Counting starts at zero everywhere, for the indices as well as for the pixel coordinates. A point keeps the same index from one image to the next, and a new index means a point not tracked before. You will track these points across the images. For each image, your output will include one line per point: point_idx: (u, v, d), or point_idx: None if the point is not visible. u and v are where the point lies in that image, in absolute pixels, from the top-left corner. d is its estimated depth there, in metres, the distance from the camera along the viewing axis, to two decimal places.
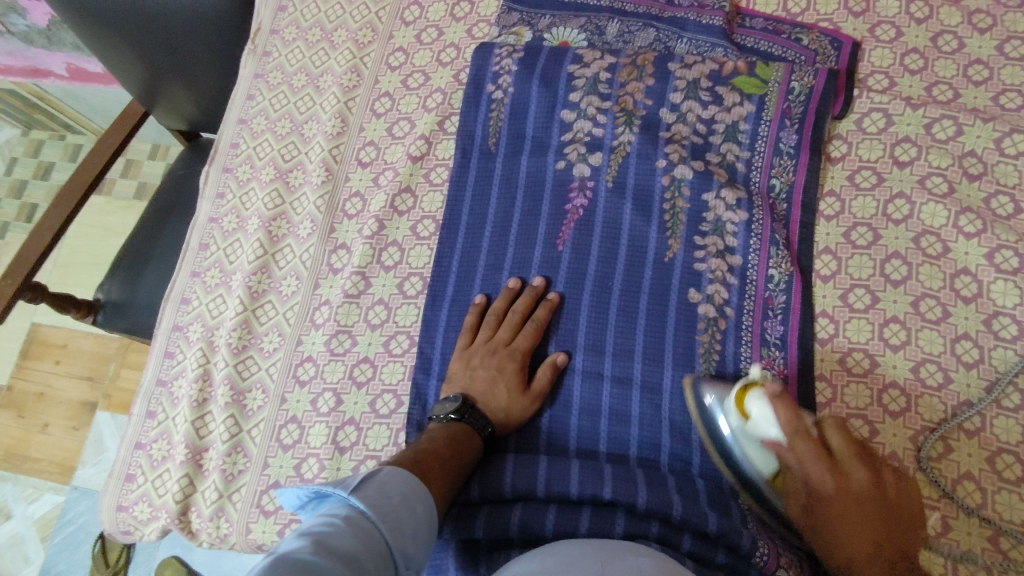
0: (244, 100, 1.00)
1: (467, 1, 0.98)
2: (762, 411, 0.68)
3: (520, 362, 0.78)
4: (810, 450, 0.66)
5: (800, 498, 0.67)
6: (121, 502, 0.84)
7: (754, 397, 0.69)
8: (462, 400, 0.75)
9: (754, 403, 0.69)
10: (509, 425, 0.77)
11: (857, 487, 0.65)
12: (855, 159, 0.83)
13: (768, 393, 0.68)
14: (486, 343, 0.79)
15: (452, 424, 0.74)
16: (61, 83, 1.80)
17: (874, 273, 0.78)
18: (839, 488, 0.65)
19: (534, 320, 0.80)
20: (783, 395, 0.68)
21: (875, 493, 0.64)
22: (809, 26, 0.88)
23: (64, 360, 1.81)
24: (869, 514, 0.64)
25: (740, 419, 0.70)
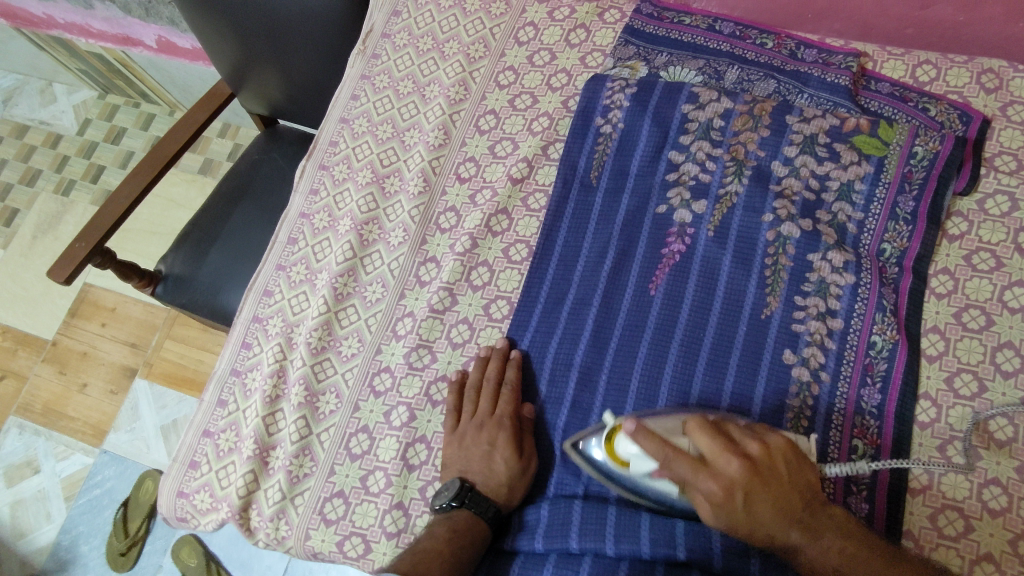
0: (349, 100, 1.01)
1: (584, 28, 0.98)
2: (631, 453, 0.65)
3: (509, 428, 0.76)
4: (702, 480, 0.60)
5: (696, 505, 0.61)
6: (182, 488, 0.84)
7: (622, 442, 0.65)
8: (459, 484, 0.74)
9: (623, 444, 0.66)
10: (514, 499, 0.75)
11: (735, 480, 0.59)
12: (973, 240, 0.80)
13: (627, 432, 0.63)
14: (471, 421, 0.78)
15: (454, 512, 0.73)
16: (149, 54, 1.82)
17: (984, 360, 0.74)
18: (729, 489, 0.59)
19: (508, 385, 0.79)
20: (642, 428, 0.62)
21: (753, 478, 0.59)
22: (937, 97, 0.86)
23: (111, 324, 1.82)
24: (761, 498, 0.59)
25: (615, 458, 0.67)
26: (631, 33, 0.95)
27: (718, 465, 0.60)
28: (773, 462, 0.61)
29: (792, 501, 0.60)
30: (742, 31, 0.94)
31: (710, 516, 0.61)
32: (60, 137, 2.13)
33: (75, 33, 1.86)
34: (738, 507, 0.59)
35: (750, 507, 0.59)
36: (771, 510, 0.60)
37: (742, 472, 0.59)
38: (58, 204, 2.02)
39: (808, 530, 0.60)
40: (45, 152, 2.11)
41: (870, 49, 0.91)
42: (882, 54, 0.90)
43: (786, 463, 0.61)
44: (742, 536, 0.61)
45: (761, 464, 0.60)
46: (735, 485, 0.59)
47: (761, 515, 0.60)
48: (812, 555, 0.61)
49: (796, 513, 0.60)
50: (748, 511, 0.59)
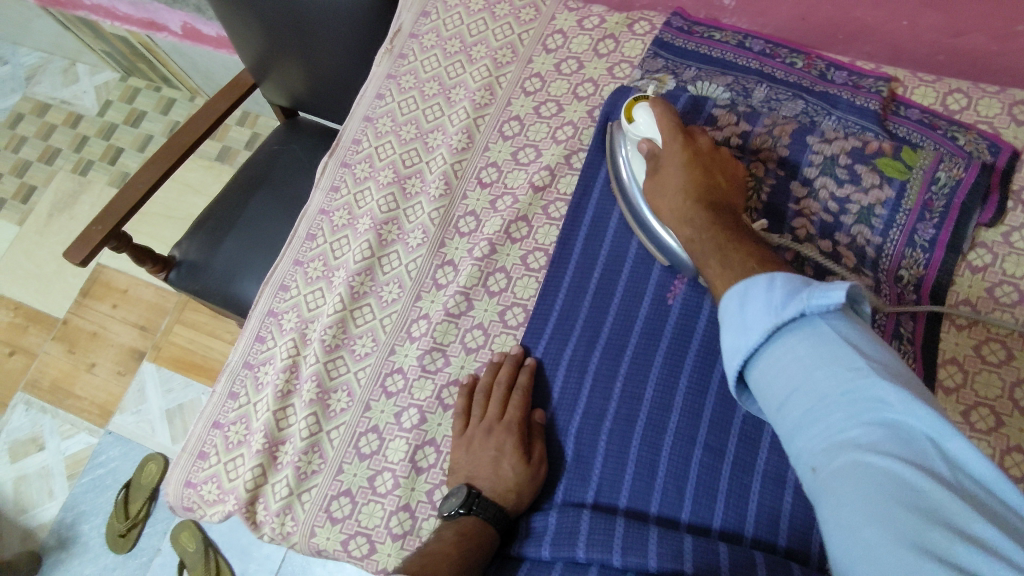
0: (374, 98, 1.01)
1: (613, 39, 0.97)
2: (643, 115, 0.79)
3: (517, 433, 0.76)
4: (674, 175, 0.76)
5: (650, 169, 0.79)
6: (190, 478, 0.84)
7: (640, 108, 0.80)
8: (466, 490, 0.73)
9: (641, 112, 0.80)
10: (521, 505, 0.74)
11: (694, 146, 0.77)
12: (997, 272, 0.79)
13: (651, 104, 0.80)
14: (480, 424, 0.78)
15: (460, 518, 0.72)
16: (174, 40, 1.83)
17: (1003, 395, 0.74)
18: (690, 144, 0.77)
19: (518, 390, 0.78)
20: (666, 108, 0.79)
21: (698, 148, 0.77)
22: (966, 126, 0.85)
23: (122, 306, 1.83)
24: (699, 195, 0.74)
25: (630, 125, 0.81)
26: (659, 46, 0.95)
27: (692, 175, 0.75)
28: (721, 195, 0.74)
29: (716, 216, 0.71)
30: (772, 49, 0.93)
31: (655, 171, 0.78)
32: (80, 117, 2.14)
33: (101, 15, 1.86)
34: (676, 143, 0.77)
35: (686, 167, 0.75)
36: (703, 210, 0.72)
37: (698, 181, 0.74)
38: (75, 183, 2.03)
39: (722, 224, 0.69)
40: (66, 131, 2.13)
41: (901, 74, 0.91)
42: (913, 80, 0.90)
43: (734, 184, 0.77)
44: (667, 189, 0.76)
45: (716, 188, 0.74)
46: (688, 216, 0.72)
47: (679, 171, 0.75)
48: (759, 286, 0.58)
49: (703, 206, 0.73)
50: (687, 195, 0.73)
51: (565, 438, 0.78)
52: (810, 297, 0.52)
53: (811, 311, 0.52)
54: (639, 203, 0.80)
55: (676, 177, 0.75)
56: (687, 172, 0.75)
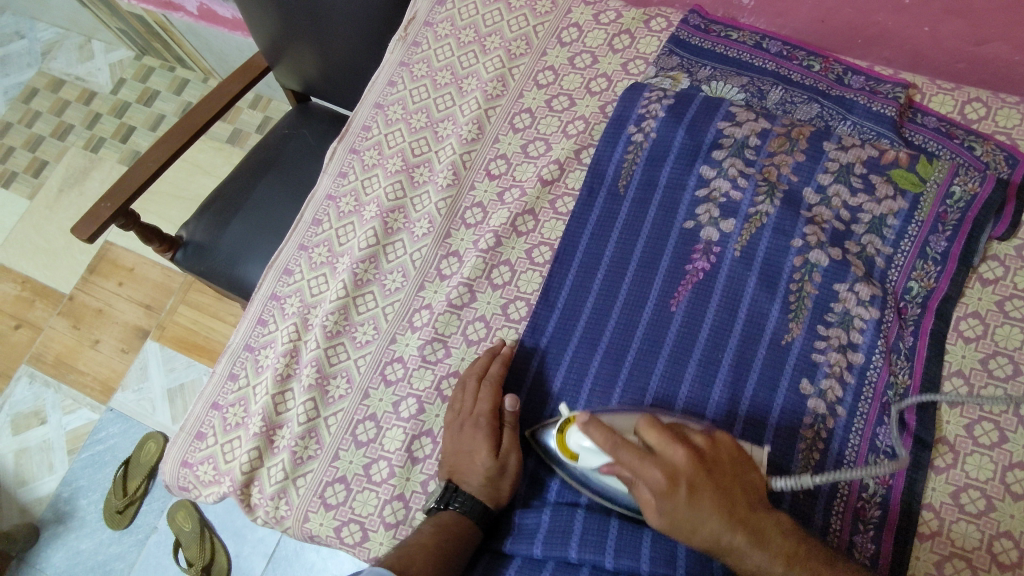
0: (385, 86, 1.00)
1: (629, 34, 0.97)
2: (583, 446, 0.66)
3: (487, 425, 0.75)
4: (658, 475, 0.60)
5: (636, 488, 0.61)
6: (187, 458, 0.84)
7: (573, 434, 0.68)
8: (445, 485, 0.74)
9: (575, 436, 0.68)
10: (503, 494, 0.74)
11: (679, 465, 0.60)
12: (1007, 286, 0.78)
13: (579, 421, 0.63)
14: (455, 418, 0.77)
15: (439, 512, 0.73)
16: (189, 20, 1.83)
17: (1008, 410, 0.73)
18: (672, 478, 0.59)
19: (490, 382, 0.77)
20: (593, 419, 0.63)
21: (696, 469, 0.60)
22: (984, 136, 0.83)
23: (128, 284, 1.84)
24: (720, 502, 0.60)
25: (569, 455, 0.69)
26: (675, 43, 0.94)
27: (662, 450, 0.61)
28: (720, 468, 0.62)
29: (717, 481, 0.61)
30: (789, 51, 0.92)
31: (650, 453, 0.62)
32: (94, 94, 2.15)
33: None
34: (678, 500, 0.59)
35: (694, 501, 0.59)
36: (715, 504, 0.60)
37: (688, 463, 0.60)
38: (86, 160, 2.04)
39: (762, 540, 0.60)
40: (78, 107, 2.13)
41: (919, 81, 0.89)
42: (931, 88, 0.88)
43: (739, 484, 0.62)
44: (661, 506, 0.60)
45: (709, 459, 0.62)
46: (703, 528, 0.60)
47: (690, 511, 0.59)
48: (769, 573, 0.60)
49: (718, 487, 0.61)
50: (717, 509, 0.59)
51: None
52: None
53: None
54: (590, 460, 0.66)
55: (705, 523, 0.59)
56: (670, 451, 0.61)
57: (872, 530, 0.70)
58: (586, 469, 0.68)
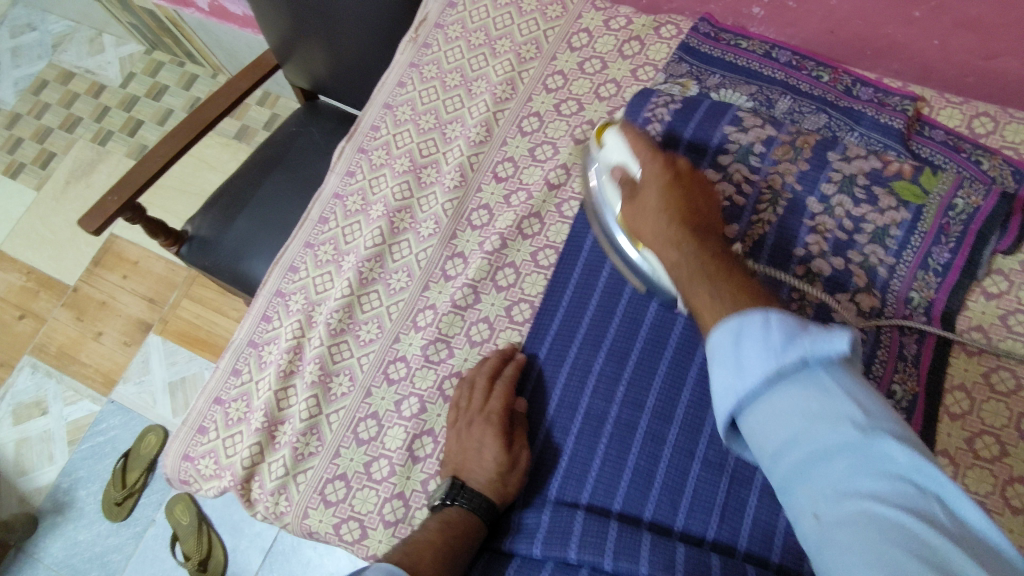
0: (395, 86, 1.01)
1: (639, 41, 0.97)
2: (612, 143, 0.78)
3: (498, 423, 0.75)
4: (650, 194, 0.71)
5: (627, 198, 0.74)
6: (188, 452, 0.85)
7: (610, 133, 0.79)
8: (451, 482, 0.74)
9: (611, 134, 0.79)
10: (509, 493, 0.74)
11: (661, 187, 0.71)
12: (1011, 301, 0.78)
13: (620, 127, 0.78)
14: (464, 415, 0.77)
15: (444, 508, 0.73)
16: (200, 16, 1.84)
17: (1009, 424, 0.73)
18: (660, 187, 0.71)
19: (500, 380, 0.78)
20: (634, 128, 0.78)
21: (669, 205, 0.69)
22: (991, 151, 0.84)
23: (132, 277, 1.85)
24: (676, 232, 0.67)
25: (601, 149, 0.81)
26: (686, 50, 0.94)
27: (654, 190, 0.72)
28: (694, 216, 0.69)
29: (704, 244, 0.65)
30: (799, 61, 0.92)
31: (630, 200, 0.73)
32: (103, 87, 2.15)
33: None
34: (647, 207, 0.71)
35: (678, 240, 0.66)
36: (672, 231, 0.67)
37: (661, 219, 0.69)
38: (94, 152, 2.05)
39: (711, 275, 0.61)
40: (87, 99, 2.14)
41: (928, 94, 0.89)
42: (939, 101, 0.89)
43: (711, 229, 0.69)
44: (646, 228, 0.71)
45: (693, 219, 0.69)
46: (672, 244, 0.67)
47: (656, 205, 0.70)
48: (715, 301, 0.58)
49: (688, 232, 0.67)
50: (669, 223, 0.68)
51: (565, 436, 0.77)
52: (812, 343, 0.47)
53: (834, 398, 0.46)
54: (637, 262, 0.76)
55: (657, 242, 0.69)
56: (648, 193, 0.72)
57: None
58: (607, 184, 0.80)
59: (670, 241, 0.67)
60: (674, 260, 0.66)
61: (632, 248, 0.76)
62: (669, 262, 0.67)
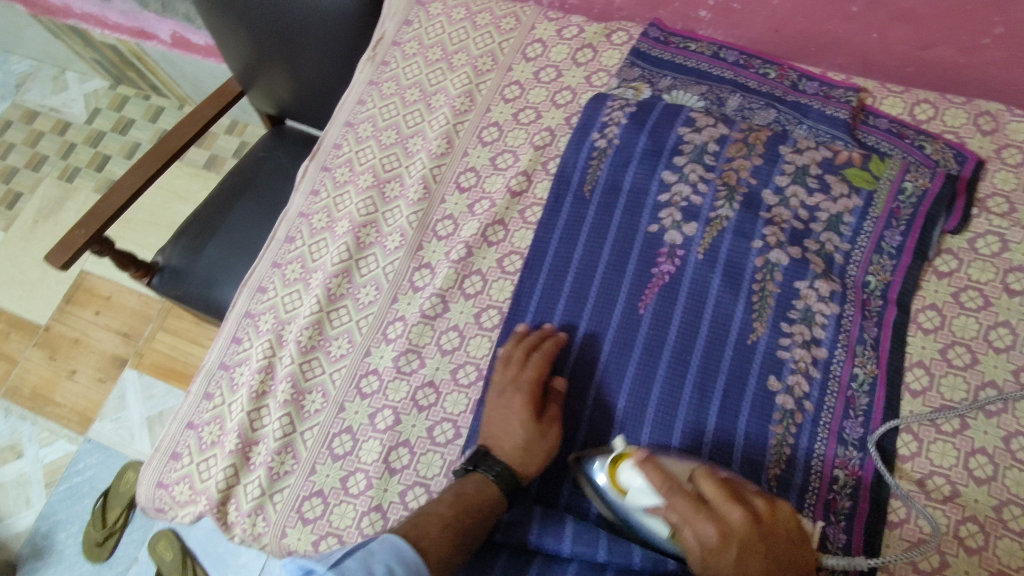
0: (356, 104, 1.02)
1: (591, 48, 0.99)
2: (632, 481, 0.66)
3: (528, 394, 0.76)
4: (709, 531, 0.59)
5: (678, 514, 0.61)
6: (162, 479, 0.84)
7: (626, 468, 0.66)
8: (476, 451, 0.76)
9: (626, 470, 0.67)
10: (531, 464, 0.74)
11: (736, 528, 0.58)
12: (962, 278, 0.80)
13: (636, 461, 0.66)
14: (492, 390, 0.79)
15: (466, 477, 0.74)
16: (163, 48, 1.85)
17: (967, 398, 0.75)
18: (725, 534, 0.58)
19: (539, 354, 0.79)
20: (650, 460, 0.65)
21: (753, 533, 0.58)
22: (933, 136, 0.87)
23: (105, 312, 1.83)
24: (761, 572, 0.57)
25: (616, 490, 0.68)
26: (637, 55, 0.97)
27: (719, 505, 0.60)
28: (779, 541, 0.59)
29: (779, 566, 0.58)
30: (746, 59, 0.95)
31: (694, 509, 0.60)
32: (68, 124, 2.14)
33: (91, 23, 1.87)
34: (727, 560, 0.58)
35: (740, 561, 0.57)
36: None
37: (744, 525, 0.58)
38: (62, 190, 2.03)
39: (781, 574, 0.58)
40: (53, 137, 2.13)
41: (870, 85, 0.93)
42: (882, 91, 0.92)
43: (782, 523, 0.60)
44: (708, 553, 0.59)
45: (767, 531, 0.59)
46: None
47: (737, 575, 0.57)
48: None
49: (762, 556, 0.57)
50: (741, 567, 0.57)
51: None
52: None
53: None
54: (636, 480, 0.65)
55: None
56: (728, 507, 0.59)
57: (843, 520, 0.72)
58: (636, 519, 0.67)
59: None
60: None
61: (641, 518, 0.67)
62: None
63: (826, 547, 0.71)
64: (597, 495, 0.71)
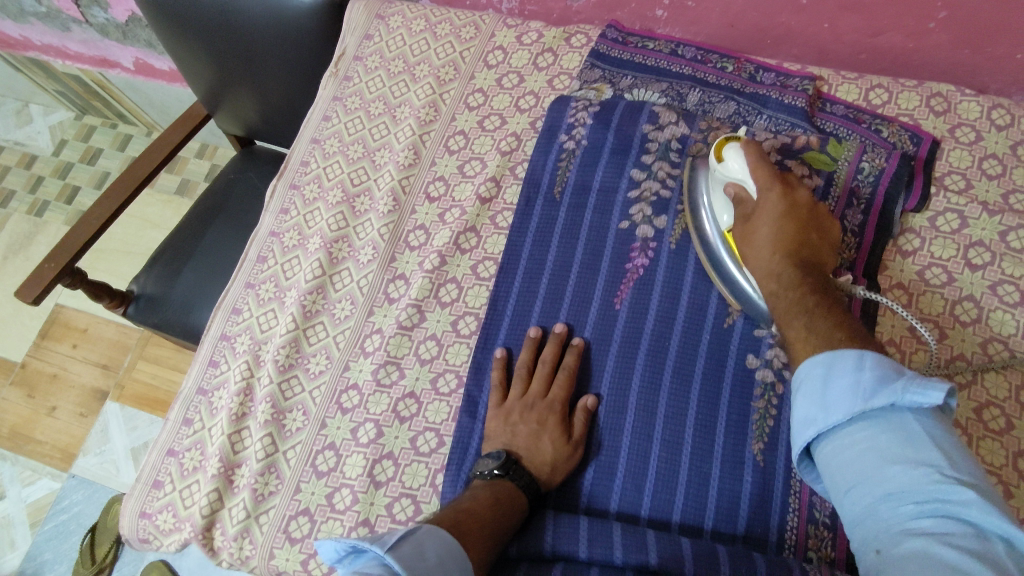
0: (321, 121, 1.02)
1: (551, 52, 1.01)
2: (733, 155, 0.78)
3: (559, 412, 0.77)
4: (774, 211, 0.74)
5: (740, 215, 0.76)
6: (145, 508, 0.83)
7: (731, 145, 0.79)
8: (506, 455, 0.74)
9: (731, 149, 0.78)
10: (555, 480, 0.74)
11: (797, 201, 0.74)
12: (926, 256, 0.82)
13: (743, 144, 0.78)
14: (521, 399, 0.79)
15: (496, 482, 0.72)
16: (126, 75, 1.83)
17: (938, 372, 0.76)
18: (784, 195, 0.74)
19: (563, 368, 0.80)
20: (756, 146, 0.78)
21: (802, 211, 0.74)
22: (889, 119, 0.89)
23: (83, 346, 1.80)
24: (793, 244, 0.72)
25: (716, 163, 0.80)
26: (596, 57, 0.98)
27: (792, 181, 0.76)
28: (818, 232, 0.74)
29: (806, 274, 0.70)
30: (703, 55, 0.97)
31: (744, 219, 0.76)
32: (35, 157, 2.11)
33: (53, 54, 1.86)
34: (772, 258, 0.72)
35: (780, 218, 0.73)
36: (791, 238, 0.72)
37: (805, 201, 0.75)
38: (32, 225, 2.00)
39: (825, 309, 0.67)
40: (19, 172, 2.10)
41: (826, 73, 0.95)
42: (837, 78, 0.94)
43: (827, 243, 0.74)
44: (774, 241, 0.73)
45: (815, 221, 0.74)
46: (772, 274, 0.71)
47: (772, 228, 0.73)
48: (821, 345, 0.64)
49: (794, 257, 0.71)
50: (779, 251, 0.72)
51: None
52: (903, 390, 0.57)
53: (902, 407, 0.57)
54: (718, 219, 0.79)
55: (762, 233, 0.74)
56: (799, 186, 0.75)
57: None
58: (711, 207, 0.81)
59: (762, 271, 0.73)
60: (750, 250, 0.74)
61: (733, 262, 0.78)
62: (778, 309, 0.70)
63: (813, 516, 0.70)
64: (690, 216, 0.83)
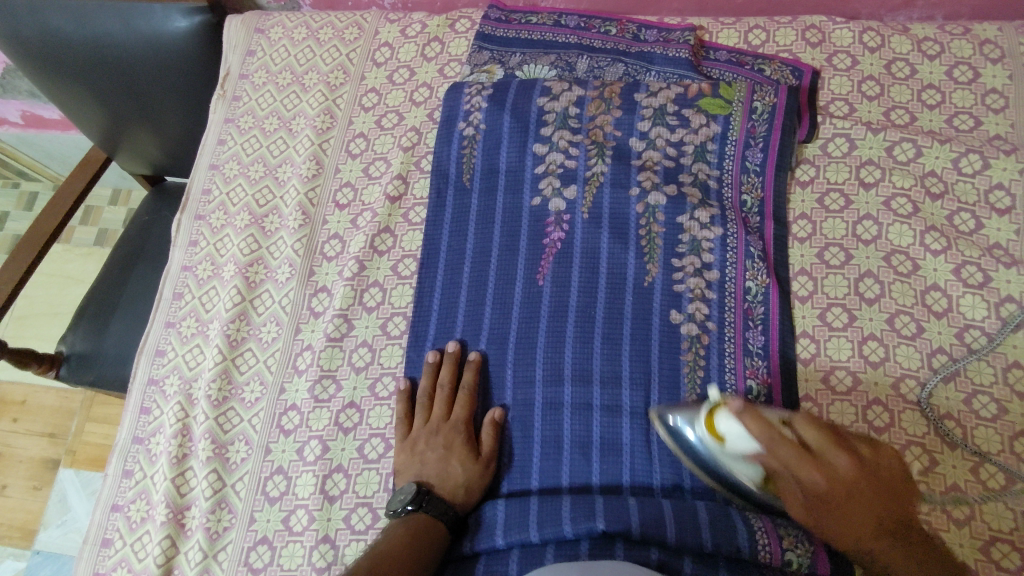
0: (215, 145, 1.00)
1: (438, 41, 1.00)
2: (731, 428, 0.60)
3: (464, 432, 0.78)
4: (791, 453, 0.57)
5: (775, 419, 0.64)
6: (98, 569, 0.80)
7: (722, 416, 0.61)
8: (416, 487, 0.74)
9: (725, 422, 0.61)
10: (472, 500, 0.75)
11: (842, 473, 0.58)
12: (823, 182, 0.85)
13: (733, 410, 0.59)
14: (425, 426, 0.79)
15: (410, 516, 0.72)
16: (16, 130, 1.75)
17: (849, 292, 0.80)
18: (831, 480, 0.58)
19: (463, 387, 0.80)
20: (747, 407, 0.58)
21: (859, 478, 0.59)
22: (770, 57, 0.92)
23: (23, 418, 1.72)
24: (851, 468, 0.58)
25: (718, 442, 0.63)
26: (483, 38, 0.98)
27: (824, 452, 0.59)
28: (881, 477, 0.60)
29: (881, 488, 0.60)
30: (586, 22, 0.98)
31: (800, 500, 0.61)
32: None
33: None
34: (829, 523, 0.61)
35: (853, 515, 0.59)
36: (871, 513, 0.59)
37: (850, 471, 0.58)
38: None
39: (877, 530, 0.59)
40: None
41: (705, 22, 0.97)
42: (716, 26, 0.96)
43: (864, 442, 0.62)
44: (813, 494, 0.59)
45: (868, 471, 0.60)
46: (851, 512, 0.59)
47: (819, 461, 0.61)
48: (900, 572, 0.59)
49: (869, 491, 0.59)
50: (852, 504, 0.59)
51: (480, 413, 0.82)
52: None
53: None
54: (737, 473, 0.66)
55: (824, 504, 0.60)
56: (834, 455, 0.59)
57: None
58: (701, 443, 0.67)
59: (832, 526, 0.61)
60: (830, 529, 0.61)
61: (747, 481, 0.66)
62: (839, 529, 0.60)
63: None
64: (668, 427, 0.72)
